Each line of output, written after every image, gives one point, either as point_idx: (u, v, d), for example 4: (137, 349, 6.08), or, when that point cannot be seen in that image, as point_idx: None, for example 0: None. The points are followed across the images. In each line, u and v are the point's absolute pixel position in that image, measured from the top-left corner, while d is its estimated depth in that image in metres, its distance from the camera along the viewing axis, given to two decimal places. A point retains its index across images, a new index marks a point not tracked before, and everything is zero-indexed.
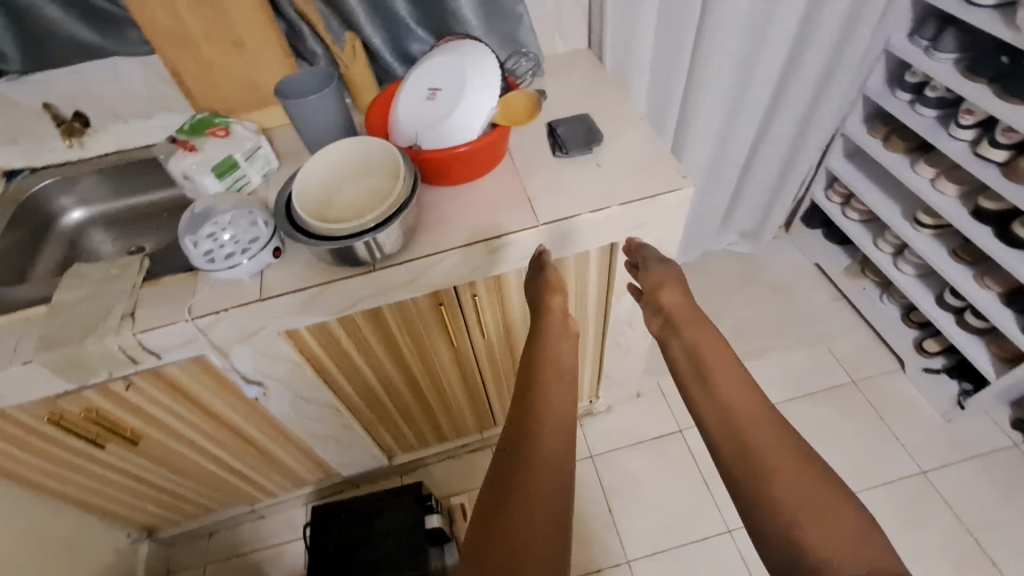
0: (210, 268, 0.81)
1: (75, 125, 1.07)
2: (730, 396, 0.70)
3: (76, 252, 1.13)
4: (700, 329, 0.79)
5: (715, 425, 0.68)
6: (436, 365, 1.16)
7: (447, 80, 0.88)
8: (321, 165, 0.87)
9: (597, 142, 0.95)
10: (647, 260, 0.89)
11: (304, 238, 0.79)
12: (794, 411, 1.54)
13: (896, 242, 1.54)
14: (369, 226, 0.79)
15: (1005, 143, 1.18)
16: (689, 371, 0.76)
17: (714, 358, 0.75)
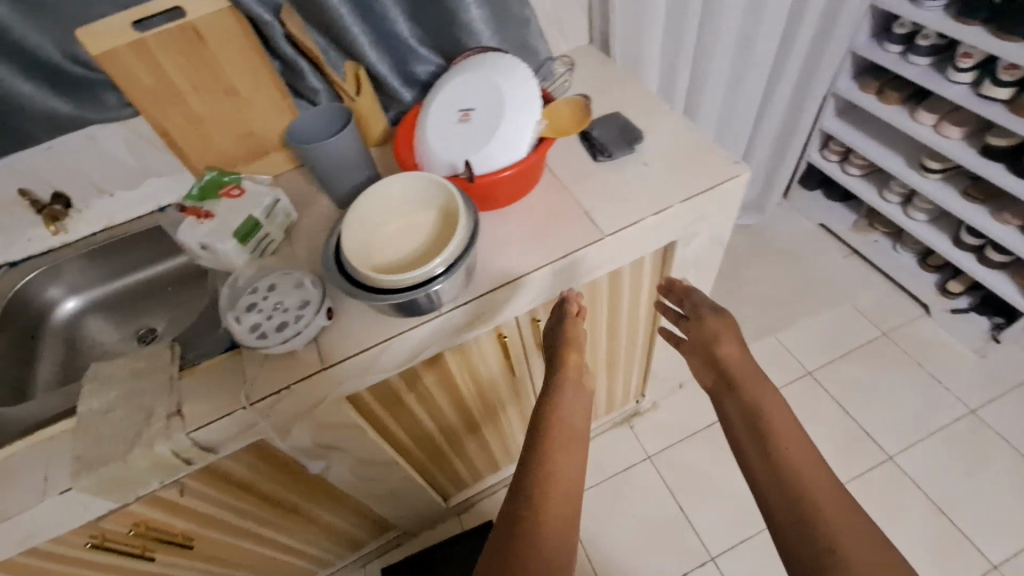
0: (264, 344, 0.72)
1: (57, 208, 0.95)
2: (797, 465, 0.62)
3: (77, 347, 1.01)
4: (763, 389, 0.72)
5: (778, 494, 0.61)
6: (494, 397, 1.10)
7: (480, 98, 0.82)
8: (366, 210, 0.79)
9: (639, 140, 0.90)
10: (710, 311, 0.81)
11: (366, 294, 0.71)
12: (836, 373, 1.54)
13: (903, 190, 1.56)
14: (436, 271, 0.72)
15: (1007, 81, 1.20)
16: (747, 430, 0.68)
17: (777, 420, 0.67)
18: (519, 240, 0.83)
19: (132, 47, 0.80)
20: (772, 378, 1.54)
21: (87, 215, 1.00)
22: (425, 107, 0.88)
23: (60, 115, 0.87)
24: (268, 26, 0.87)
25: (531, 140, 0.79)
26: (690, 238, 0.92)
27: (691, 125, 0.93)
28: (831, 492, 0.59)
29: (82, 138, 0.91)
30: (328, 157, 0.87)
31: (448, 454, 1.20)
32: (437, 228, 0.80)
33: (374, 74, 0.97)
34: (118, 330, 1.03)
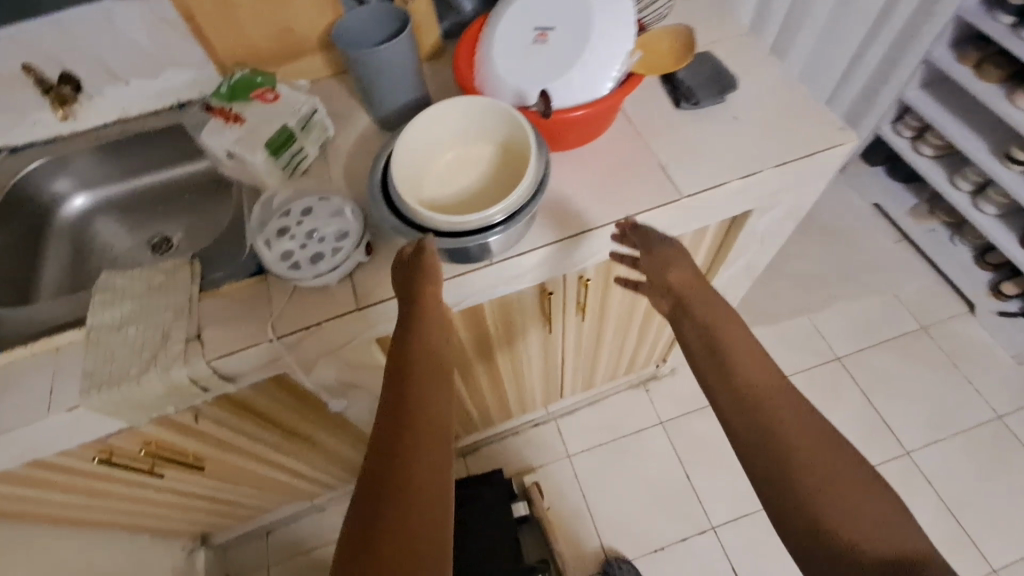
0: (296, 276, 0.65)
1: (66, 91, 0.85)
2: (759, 387, 0.56)
3: (86, 249, 0.94)
4: (714, 303, 0.62)
5: (739, 420, 0.55)
6: (521, 350, 1.05)
7: (562, 17, 0.70)
8: (422, 136, 0.70)
9: (732, 89, 0.79)
10: (656, 243, 0.67)
11: (415, 233, 0.63)
12: (865, 361, 1.49)
13: (978, 179, 1.43)
14: (495, 220, 0.63)
15: None
16: (708, 357, 0.60)
17: (730, 332, 0.60)
18: (585, 190, 0.74)
19: None
20: (798, 359, 1.50)
21: (98, 103, 0.89)
22: (493, 19, 0.75)
23: None
24: None
25: (617, 77, 0.69)
26: (766, 208, 0.83)
27: (791, 79, 0.81)
28: (793, 406, 0.54)
29: (95, 12, 0.79)
30: (376, 67, 0.75)
31: (464, 399, 1.17)
32: (498, 169, 0.73)
33: None
34: (130, 235, 0.96)
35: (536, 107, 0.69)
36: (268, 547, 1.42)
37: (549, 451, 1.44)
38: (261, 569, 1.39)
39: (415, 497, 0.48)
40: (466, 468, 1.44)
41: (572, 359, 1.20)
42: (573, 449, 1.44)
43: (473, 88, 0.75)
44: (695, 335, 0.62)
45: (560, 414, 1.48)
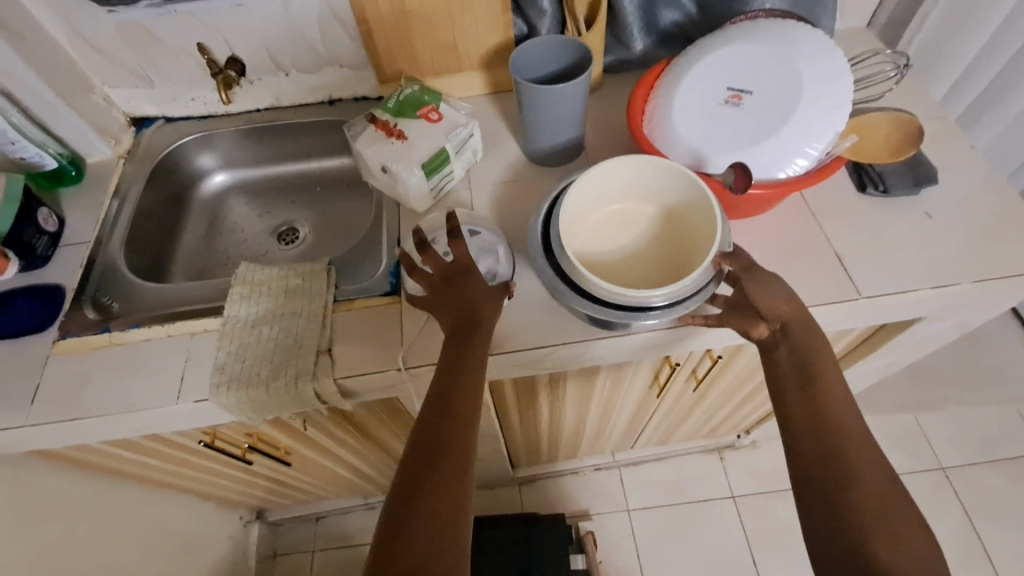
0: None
1: (231, 74, 0.85)
2: (844, 430, 0.53)
3: (217, 226, 0.96)
4: (817, 334, 0.59)
5: (812, 452, 0.53)
6: (618, 406, 0.99)
7: (764, 81, 0.63)
8: (594, 189, 0.67)
9: (930, 183, 0.70)
10: (755, 267, 0.61)
11: (573, 295, 0.62)
12: (972, 476, 1.35)
13: None
14: (653, 301, 0.60)
15: None
16: (800, 385, 0.57)
17: (825, 376, 0.57)
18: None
19: None
20: (893, 460, 1.37)
21: (255, 89, 0.90)
22: (678, 65, 0.69)
23: None
24: None
25: (815, 158, 0.62)
26: (938, 319, 0.74)
27: (1000, 181, 0.71)
28: (871, 464, 0.51)
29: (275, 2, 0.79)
30: (546, 104, 0.70)
31: (539, 438, 1.13)
32: (661, 234, 0.69)
33: (616, 5, 0.79)
34: (259, 218, 0.97)
35: (719, 176, 0.64)
36: (316, 533, 1.43)
37: (608, 499, 1.39)
38: (306, 555, 1.40)
39: (444, 509, 0.50)
40: (520, 499, 1.40)
41: (660, 419, 1.13)
42: (633, 503, 1.38)
43: (644, 137, 0.69)
44: (786, 358, 0.58)
45: (624, 463, 1.42)
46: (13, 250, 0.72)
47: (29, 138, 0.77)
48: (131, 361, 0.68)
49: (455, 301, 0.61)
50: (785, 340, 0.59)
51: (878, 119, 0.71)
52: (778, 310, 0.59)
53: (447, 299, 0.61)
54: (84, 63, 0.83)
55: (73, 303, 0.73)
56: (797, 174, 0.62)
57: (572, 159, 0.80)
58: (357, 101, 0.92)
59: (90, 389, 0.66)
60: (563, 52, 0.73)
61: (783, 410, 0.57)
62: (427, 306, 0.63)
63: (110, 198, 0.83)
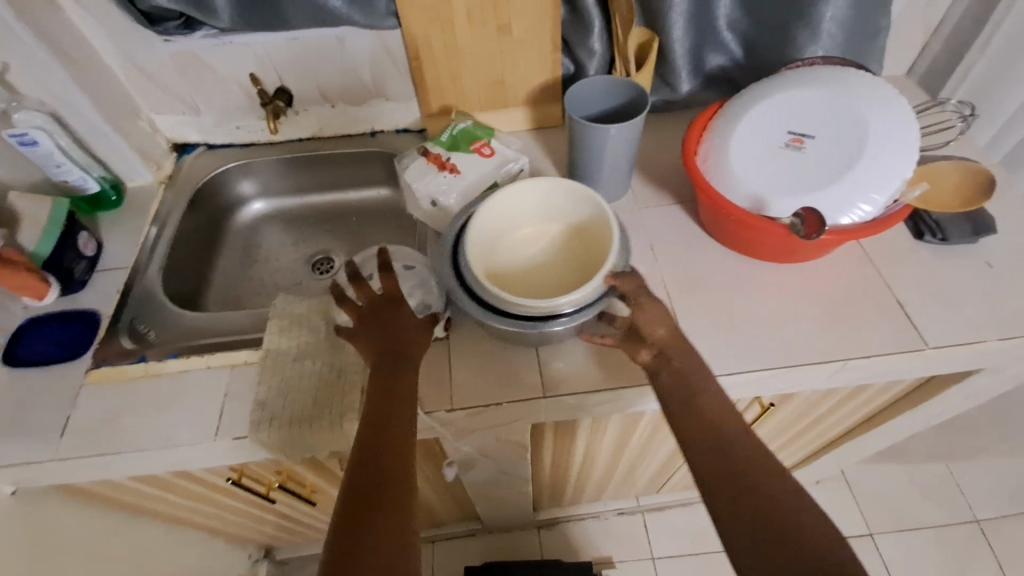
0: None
1: (279, 104, 0.85)
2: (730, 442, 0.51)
3: (252, 254, 0.95)
4: (692, 352, 0.57)
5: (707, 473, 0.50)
6: (654, 450, 0.96)
7: (828, 127, 0.63)
8: (503, 206, 0.67)
9: (989, 232, 0.69)
10: (641, 291, 0.59)
11: (473, 305, 0.60)
12: (1010, 532, 1.30)
13: None
14: (561, 309, 0.59)
15: None
16: (683, 407, 0.54)
17: (701, 390, 0.55)
18: (802, 310, 0.67)
19: None
20: (928, 511, 1.32)
21: (299, 119, 0.90)
22: (736, 105, 0.69)
23: (326, 8, 0.73)
24: None
25: (877, 209, 0.61)
26: (999, 371, 0.71)
27: None
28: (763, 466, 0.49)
29: (330, 36, 0.79)
30: (602, 141, 0.70)
31: (567, 481, 1.08)
32: (570, 255, 0.70)
33: (667, 49, 0.79)
34: (293, 246, 0.96)
35: (784, 221, 0.62)
36: None
37: (632, 546, 1.33)
38: None
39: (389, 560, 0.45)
40: (541, 543, 1.34)
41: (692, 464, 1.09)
42: (658, 551, 1.32)
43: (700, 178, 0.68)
44: (666, 376, 0.56)
45: (648, 507, 1.37)
46: (52, 273, 0.70)
47: (75, 161, 0.76)
48: (168, 393, 0.65)
49: (382, 332, 0.59)
50: (663, 359, 0.56)
51: (946, 167, 0.72)
52: (656, 336, 0.58)
53: (374, 331, 0.59)
54: (134, 89, 0.84)
55: (108, 331, 0.71)
56: (858, 221, 0.61)
57: (621, 197, 0.79)
58: (399, 133, 0.93)
59: (124, 421, 0.63)
60: (618, 89, 0.73)
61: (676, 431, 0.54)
62: (350, 338, 0.60)
63: (150, 224, 0.82)
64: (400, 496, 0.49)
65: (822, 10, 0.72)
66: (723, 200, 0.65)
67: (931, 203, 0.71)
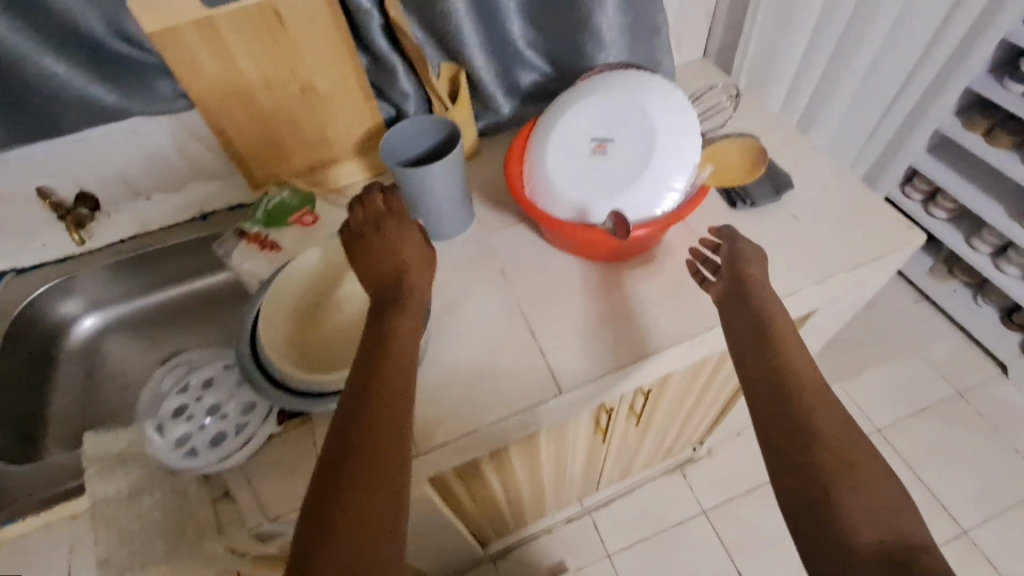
0: (192, 466, 0.57)
1: (82, 211, 0.78)
2: (798, 376, 0.54)
3: (95, 376, 0.86)
4: (773, 301, 0.60)
5: (768, 395, 0.54)
6: (569, 461, 0.96)
7: (623, 129, 0.67)
8: (297, 271, 0.64)
9: (787, 188, 0.76)
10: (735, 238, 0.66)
11: (276, 392, 0.56)
12: (906, 431, 1.44)
13: (926, 188, 1.48)
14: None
15: (942, 211, 1.48)
16: (760, 364, 0.56)
17: (781, 331, 0.58)
18: (649, 297, 0.70)
19: (198, 25, 0.65)
20: None
21: (115, 219, 0.83)
22: (544, 123, 0.71)
23: (100, 104, 0.68)
24: (364, 16, 0.70)
25: (683, 190, 0.65)
26: (833, 308, 0.79)
27: (847, 172, 0.79)
28: (824, 399, 0.53)
29: (119, 130, 0.73)
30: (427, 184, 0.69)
31: (501, 511, 1.07)
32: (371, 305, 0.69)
33: (473, 78, 0.80)
34: (144, 354, 0.89)
35: (602, 225, 0.66)
36: None
37: (586, 548, 1.34)
38: None
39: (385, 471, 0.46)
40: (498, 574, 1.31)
41: (615, 457, 1.11)
42: (611, 546, 1.34)
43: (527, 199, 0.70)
44: (745, 330, 0.59)
45: (594, 507, 1.38)
46: None
47: None
48: None
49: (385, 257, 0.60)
50: (744, 298, 0.61)
51: (729, 144, 0.77)
52: (746, 274, 0.63)
53: (376, 257, 0.60)
54: None
55: None
56: (667, 212, 0.65)
57: (465, 227, 0.79)
58: (233, 210, 0.86)
59: None
60: (429, 128, 0.73)
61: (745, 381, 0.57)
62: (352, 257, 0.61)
63: None
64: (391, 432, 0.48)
65: (597, 19, 0.76)
66: (546, 215, 0.68)
67: (721, 180, 0.74)
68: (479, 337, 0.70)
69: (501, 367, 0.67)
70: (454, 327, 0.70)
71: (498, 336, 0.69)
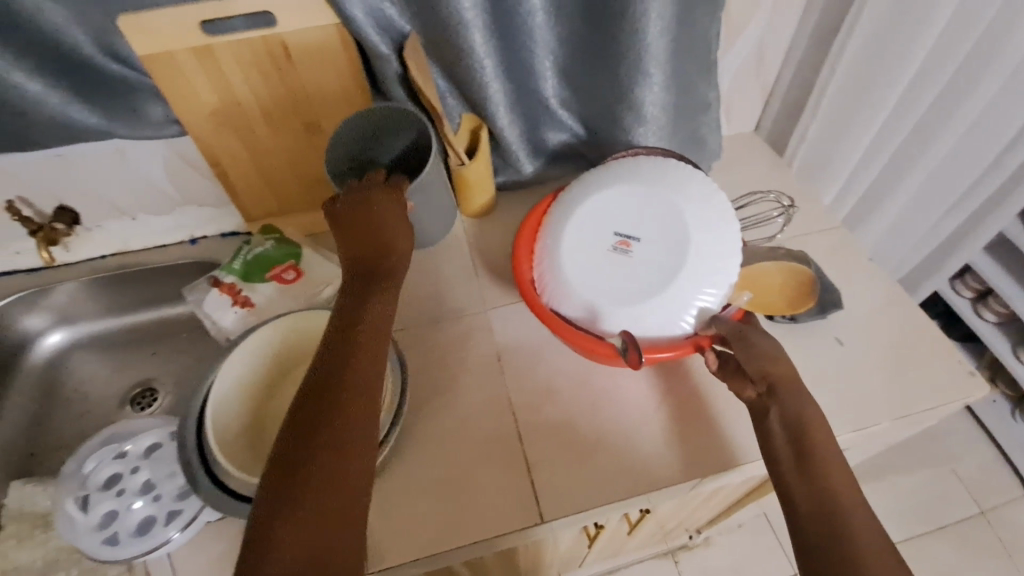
0: (110, 557, 0.50)
1: (59, 227, 0.73)
2: (844, 503, 0.46)
3: (53, 398, 0.80)
4: (814, 403, 0.52)
5: (805, 512, 0.46)
6: (550, 559, 0.87)
7: (652, 228, 0.58)
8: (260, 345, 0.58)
9: (836, 307, 0.67)
10: (745, 334, 0.54)
11: (215, 491, 0.48)
12: (923, 549, 1.31)
13: (978, 286, 1.32)
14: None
15: (992, 315, 1.32)
16: (799, 474, 0.49)
17: (823, 450, 0.49)
18: (661, 417, 0.62)
19: (195, 52, 0.58)
20: None
21: (96, 235, 0.78)
22: (564, 201, 0.63)
23: (83, 126, 0.63)
24: (380, 60, 0.63)
25: (714, 305, 0.57)
26: (868, 447, 0.69)
27: (902, 293, 0.70)
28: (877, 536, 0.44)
29: (105, 149, 0.68)
30: None
31: None
32: None
33: (496, 136, 0.72)
34: (109, 379, 0.82)
35: (613, 338, 0.57)
36: None
37: None
38: None
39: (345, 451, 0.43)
40: None
41: (602, 547, 1.02)
42: None
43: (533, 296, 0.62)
44: (778, 429, 0.51)
45: None
46: None
47: None
48: None
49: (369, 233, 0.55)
50: (777, 397, 0.52)
51: (771, 268, 0.67)
52: (763, 371, 0.53)
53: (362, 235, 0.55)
54: None
55: None
56: (691, 332, 0.57)
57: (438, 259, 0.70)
58: (223, 238, 0.79)
59: None
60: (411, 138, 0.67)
61: (787, 500, 0.48)
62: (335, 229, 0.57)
63: None
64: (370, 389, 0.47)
65: (640, 94, 0.67)
66: (552, 316, 0.60)
67: (760, 307, 0.66)
68: (460, 437, 0.61)
69: (473, 482, 0.59)
70: (434, 420, 0.62)
71: (480, 440, 0.61)
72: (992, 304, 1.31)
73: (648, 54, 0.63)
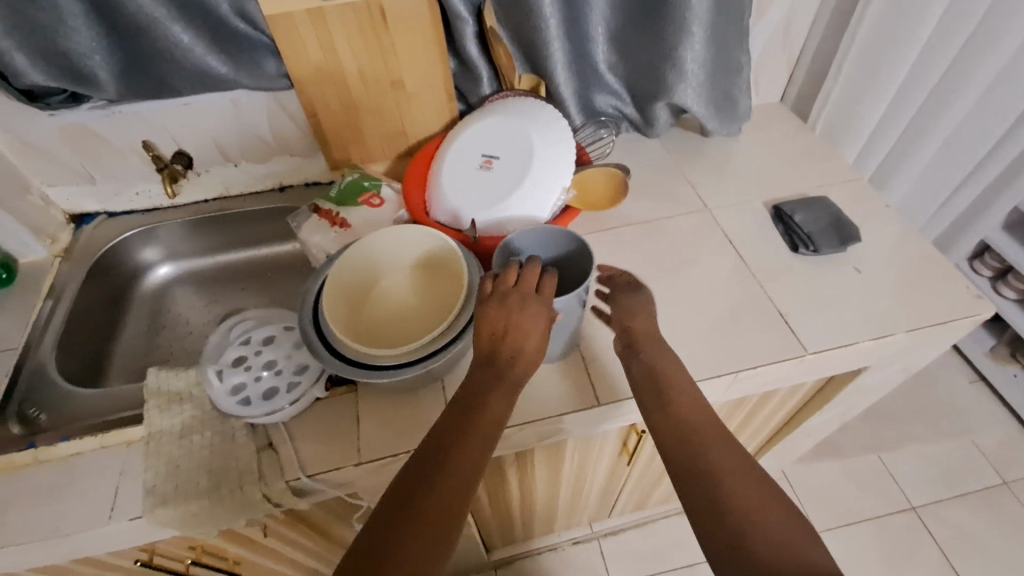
0: (244, 413, 0.61)
1: (177, 167, 0.85)
2: (700, 426, 0.55)
3: (161, 322, 0.92)
4: (666, 350, 0.61)
5: (671, 437, 0.56)
6: (591, 482, 0.96)
7: (505, 147, 0.73)
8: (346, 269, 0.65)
9: (855, 240, 0.76)
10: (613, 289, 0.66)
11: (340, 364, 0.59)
12: (943, 515, 1.36)
13: (999, 265, 1.38)
14: (428, 351, 0.59)
15: (1011, 292, 1.38)
16: (660, 412, 0.57)
17: (676, 386, 0.59)
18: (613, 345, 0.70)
19: (311, 12, 0.70)
20: (867, 503, 1.38)
21: (203, 180, 0.90)
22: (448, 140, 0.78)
23: (214, 74, 0.75)
24: (460, 21, 0.75)
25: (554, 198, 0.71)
26: (887, 368, 0.77)
27: (918, 233, 0.78)
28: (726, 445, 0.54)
29: (222, 100, 0.81)
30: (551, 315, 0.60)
31: (511, 520, 1.06)
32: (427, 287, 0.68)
33: (553, 93, 0.82)
34: (207, 309, 0.94)
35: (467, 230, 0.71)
36: None
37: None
38: None
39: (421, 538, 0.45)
40: None
41: (639, 487, 1.09)
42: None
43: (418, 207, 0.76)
44: (639, 373, 0.60)
45: (603, 532, 1.34)
46: None
47: None
48: (55, 479, 0.63)
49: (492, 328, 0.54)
50: (635, 352, 0.61)
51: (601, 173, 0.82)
52: (633, 326, 0.63)
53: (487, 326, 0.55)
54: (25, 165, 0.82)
55: None
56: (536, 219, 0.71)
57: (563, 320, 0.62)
58: (308, 186, 0.93)
59: (11, 517, 0.61)
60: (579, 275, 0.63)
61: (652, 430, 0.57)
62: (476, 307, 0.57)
63: (44, 299, 0.80)
64: (473, 462, 0.49)
65: (682, 53, 0.77)
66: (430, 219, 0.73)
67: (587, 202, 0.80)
68: None
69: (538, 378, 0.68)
70: None
71: None
72: (1012, 281, 1.37)
73: (691, 15, 0.73)
